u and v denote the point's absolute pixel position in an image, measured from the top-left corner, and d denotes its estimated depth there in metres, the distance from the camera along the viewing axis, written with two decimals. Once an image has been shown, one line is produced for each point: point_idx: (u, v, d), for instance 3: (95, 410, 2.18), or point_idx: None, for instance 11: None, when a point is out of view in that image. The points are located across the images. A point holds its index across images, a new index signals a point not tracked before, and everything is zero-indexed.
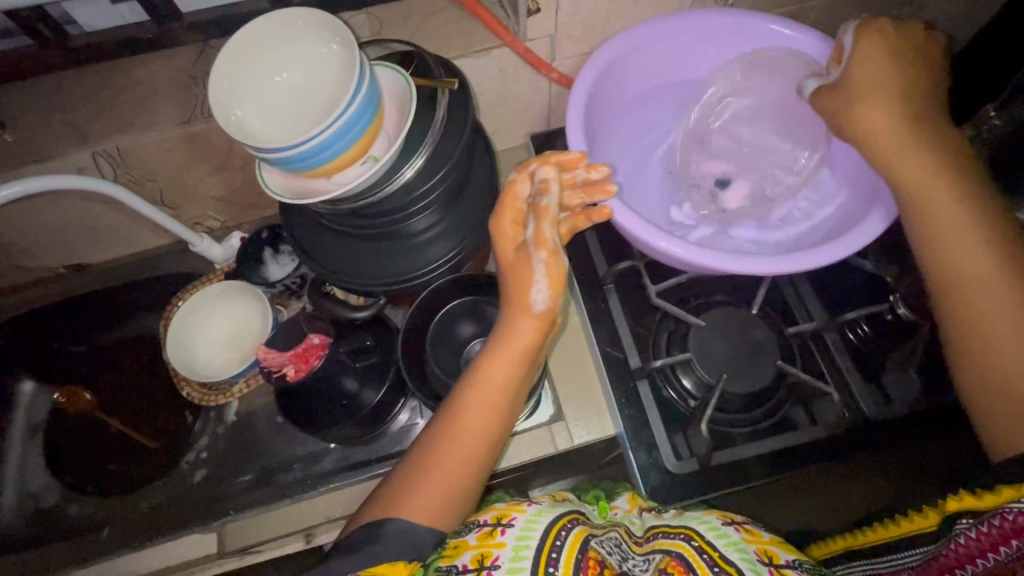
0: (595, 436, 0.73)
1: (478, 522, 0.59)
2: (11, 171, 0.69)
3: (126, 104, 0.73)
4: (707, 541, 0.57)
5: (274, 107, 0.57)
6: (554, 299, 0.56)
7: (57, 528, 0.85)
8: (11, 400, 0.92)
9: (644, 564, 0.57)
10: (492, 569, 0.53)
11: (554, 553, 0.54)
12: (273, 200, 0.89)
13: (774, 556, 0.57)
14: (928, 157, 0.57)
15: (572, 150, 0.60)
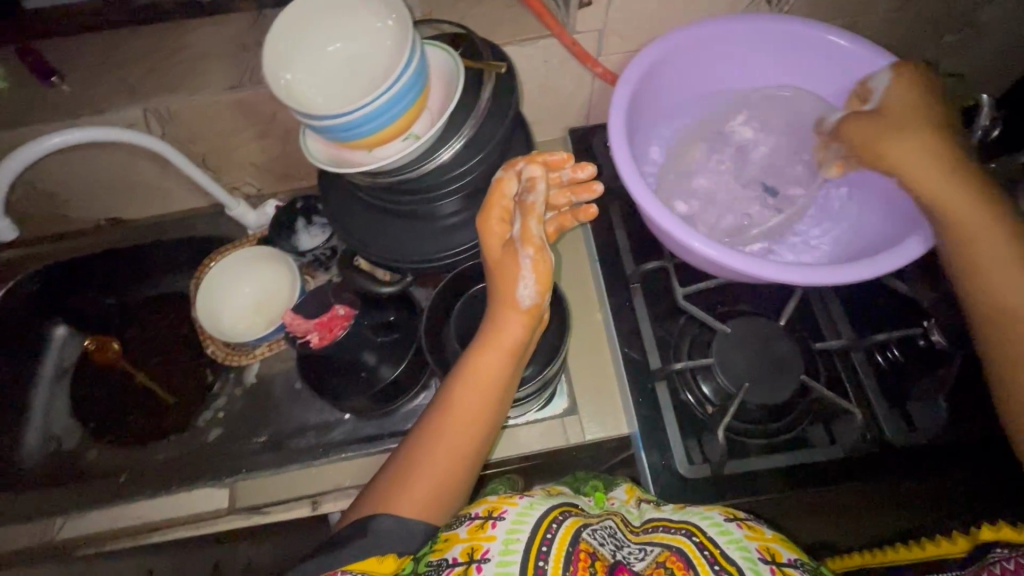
0: (605, 433, 0.73)
1: (470, 514, 0.56)
2: (64, 121, 0.72)
3: (178, 65, 0.74)
4: (707, 536, 0.52)
5: (323, 75, 0.57)
6: (541, 293, 0.59)
7: (77, 471, 0.88)
8: (44, 342, 0.96)
9: (640, 554, 0.52)
10: (481, 563, 0.49)
11: (545, 547, 0.50)
12: (309, 172, 0.90)
13: (779, 554, 0.51)
14: (977, 195, 0.55)
15: (557, 152, 0.61)
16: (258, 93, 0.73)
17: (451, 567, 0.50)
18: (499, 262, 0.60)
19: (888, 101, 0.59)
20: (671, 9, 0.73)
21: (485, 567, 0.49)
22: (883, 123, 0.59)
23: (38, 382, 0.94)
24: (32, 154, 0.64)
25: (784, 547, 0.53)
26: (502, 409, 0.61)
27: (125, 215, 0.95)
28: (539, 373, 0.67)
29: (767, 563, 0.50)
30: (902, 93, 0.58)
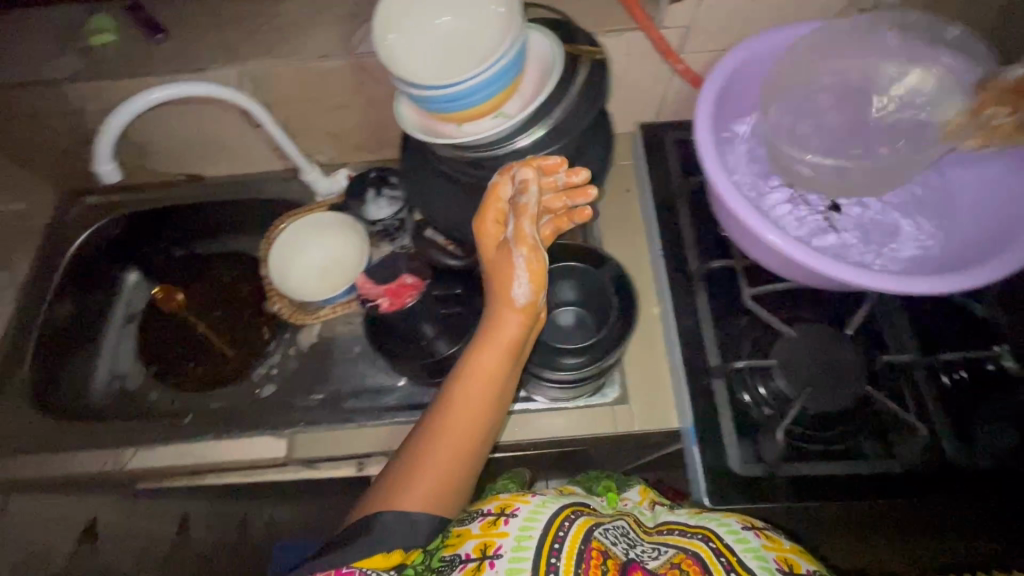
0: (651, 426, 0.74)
1: (483, 511, 0.63)
2: (167, 76, 0.75)
3: (274, 30, 0.77)
4: (724, 543, 0.56)
5: (426, 45, 0.59)
6: (536, 292, 0.59)
7: (139, 410, 0.93)
8: (115, 287, 1.01)
9: (655, 553, 0.58)
10: (494, 559, 0.56)
11: (557, 544, 0.56)
12: (381, 145, 0.92)
13: (796, 564, 0.55)
14: None
15: (551, 155, 0.61)
16: (349, 63, 0.75)
17: (464, 562, 0.57)
18: (496, 263, 0.61)
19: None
20: (764, 9, 0.73)
21: (498, 562, 0.56)
22: None
23: (109, 324, 0.99)
24: (135, 109, 0.66)
25: (801, 557, 0.56)
26: (502, 404, 0.62)
27: (199, 173, 0.98)
28: (593, 365, 0.67)
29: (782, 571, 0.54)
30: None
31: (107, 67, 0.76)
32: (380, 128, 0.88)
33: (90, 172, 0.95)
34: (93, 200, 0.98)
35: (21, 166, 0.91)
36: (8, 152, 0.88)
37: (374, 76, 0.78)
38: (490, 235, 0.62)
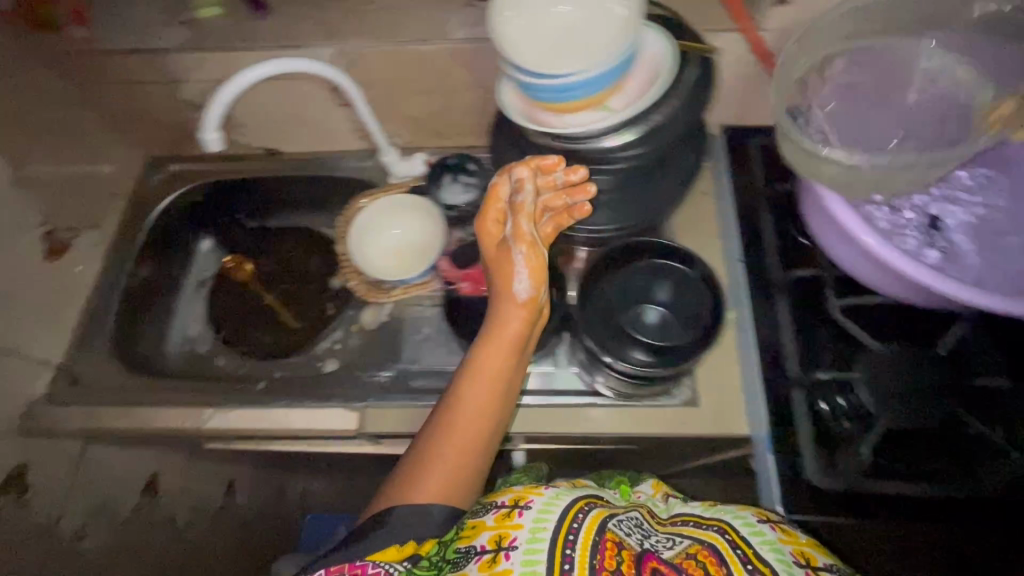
0: (692, 430, 0.73)
1: (495, 503, 0.61)
2: (269, 52, 0.77)
3: (373, 11, 0.78)
4: (739, 535, 0.58)
5: (540, 32, 0.60)
6: (535, 287, 0.64)
7: (208, 374, 0.96)
8: (192, 253, 1.05)
9: (670, 544, 0.58)
10: (509, 550, 0.54)
11: (572, 535, 0.55)
12: (460, 132, 0.93)
13: (814, 558, 0.57)
14: None
15: (548, 156, 0.66)
16: (446, 48, 0.76)
17: (480, 555, 0.55)
18: (498, 261, 0.66)
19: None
20: None
21: (513, 554, 0.54)
22: None
23: (183, 288, 1.03)
24: (242, 84, 0.68)
25: (819, 551, 0.58)
26: (508, 398, 0.65)
27: (278, 149, 1.00)
28: (663, 368, 0.66)
29: (800, 566, 0.55)
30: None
31: (210, 40, 0.79)
32: (460, 115, 0.89)
33: (175, 142, 0.98)
34: (176, 169, 1.02)
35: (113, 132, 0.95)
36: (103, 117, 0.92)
37: (465, 63, 0.78)
38: (491, 235, 0.68)
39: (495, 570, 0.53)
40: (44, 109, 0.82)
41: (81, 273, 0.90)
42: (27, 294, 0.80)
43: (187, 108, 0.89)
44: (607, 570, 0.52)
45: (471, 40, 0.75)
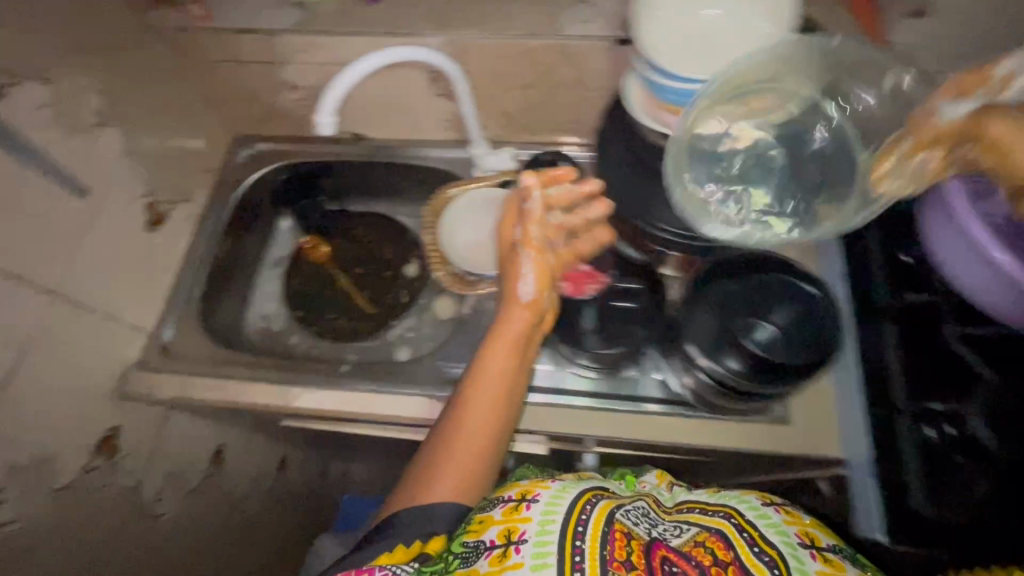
0: (768, 448, 0.72)
1: (503, 499, 0.65)
2: (376, 37, 0.77)
3: (482, 2, 0.77)
4: (746, 520, 0.60)
5: (678, 30, 0.59)
6: (538, 289, 0.68)
7: (284, 352, 0.98)
8: (271, 231, 1.07)
9: (678, 532, 0.60)
10: (519, 543, 0.58)
11: (581, 527, 0.57)
12: (550, 129, 0.92)
13: (818, 539, 0.58)
14: None
15: (560, 167, 0.71)
16: (556, 45, 0.75)
17: (489, 550, 0.58)
18: (506, 264, 0.70)
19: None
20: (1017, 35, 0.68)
21: (523, 547, 0.57)
22: None
23: (261, 265, 1.06)
24: (359, 71, 0.68)
25: (822, 533, 0.59)
26: (516, 396, 0.66)
27: (362, 134, 0.99)
28: (749, 382, 0.65)
29: (806, 547, 0.57)
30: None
31: (321, 23, 0.79)
32: (553, 113, 0.88)
33: (264, 122, 0.99)
34: (259, 147, 1.01)
35: (208, 108, 0.96)
36: (201, 93, 0.93)
37: (571, 60, 0.77)
38: (504, 240, 0.72)
39: (505, 563, 0.56)
40: (152, 82, 0.84)
41: (176, 246, 0.91)
42: (129, 262, 0.82)
43: (284, 89, 0.90)
44: (617, 560, 0.54)
45: (583, 37, 0.74)
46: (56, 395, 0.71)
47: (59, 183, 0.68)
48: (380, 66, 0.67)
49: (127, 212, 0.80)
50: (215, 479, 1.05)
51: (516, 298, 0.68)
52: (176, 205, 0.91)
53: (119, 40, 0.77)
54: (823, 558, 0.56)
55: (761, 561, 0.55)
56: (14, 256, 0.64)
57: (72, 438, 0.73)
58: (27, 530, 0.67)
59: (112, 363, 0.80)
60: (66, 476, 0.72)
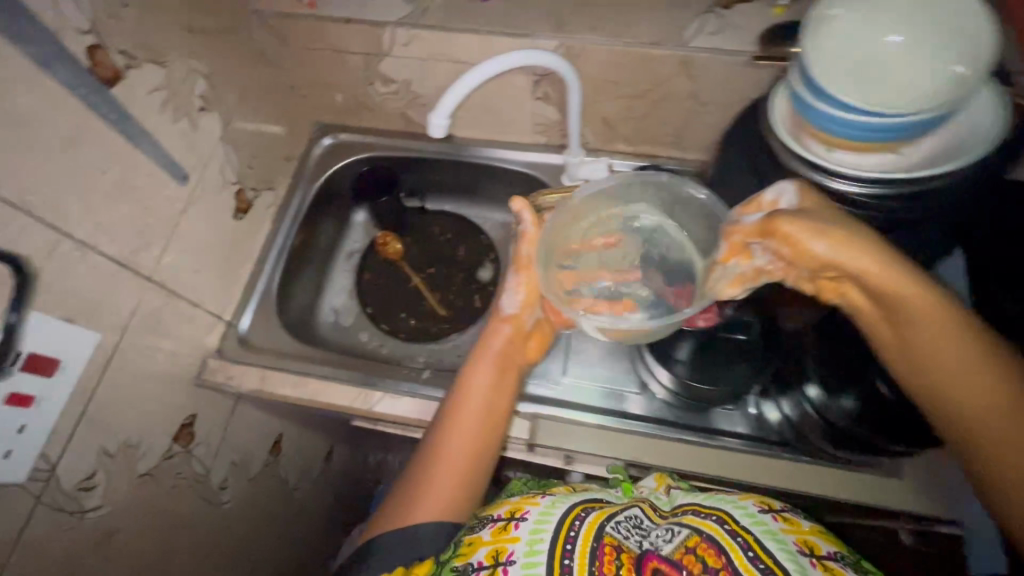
0: (852, 496, 0.68)
1: (493, 518, 0.63)
2: (486, 36, 0.74)
3: (601, 6, 0.73)
4: (741, 526, 0.56)
5: (852, 58, 0.55)
6: (523, 303, 0.71)
7: (353, 348, 0.97)
8: (345, 223, 1.05)
9: (668, 536, 0.56)
10: (507, 564, 0.56)
11: (569, 545, 0.55)
12: (649, 141, 0.88)
13: (818, 548, 0.55)
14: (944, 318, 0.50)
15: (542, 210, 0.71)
16: (680, 57, 0.70)
17: (478, 571, 0.57)
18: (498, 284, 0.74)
19: (797, 204, 0.53)
20: None
21: (511, 568, 0.55)
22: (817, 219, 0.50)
23: (333, 257, 1.04)
24: (480, 74, 0.64)
25: (820, 541, 0.56)
26: (500, 421, 0.67)
27: (448, 131, 0.96)
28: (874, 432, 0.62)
29: (807, 557, 0.53)
30: (812, 204, 0.53)
31: (430, 18, 0.76)
32: (656, 124, 0.83)
33: (349, 112, 0.97)
34: (340, 138, 1.00)
35: (295, 95, 0.94)
36: (291, 79, 0.91)
37: (691, 73, 0.73)
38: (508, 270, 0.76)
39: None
40: (249, 67, 0.82)
41: (257, 234, 0.90)
42: (217, 250, 0.80)
43: (377, 82, 0.88)
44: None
45: (710, 49, 0.69)
46: (145, 382, 0.70)
47: (163, 169, 0.67)
48: (501, 70, 0.64)
49: (219, 200, 0.79)
50: (272, 468, 1.04)
51: (499, 312, 0.72)
52: (261, 194, 0.89)
53: (226, 23, 0.75)
54: (824, 567, 0.53)
55: (758, 569, 0.51)
56: (120, 243, 0.62)
57: (154, 426, 0.72)
58: (109, 516, 0.67)
59: (195, 351, 0.79)
60: (148, 464, 0.72)
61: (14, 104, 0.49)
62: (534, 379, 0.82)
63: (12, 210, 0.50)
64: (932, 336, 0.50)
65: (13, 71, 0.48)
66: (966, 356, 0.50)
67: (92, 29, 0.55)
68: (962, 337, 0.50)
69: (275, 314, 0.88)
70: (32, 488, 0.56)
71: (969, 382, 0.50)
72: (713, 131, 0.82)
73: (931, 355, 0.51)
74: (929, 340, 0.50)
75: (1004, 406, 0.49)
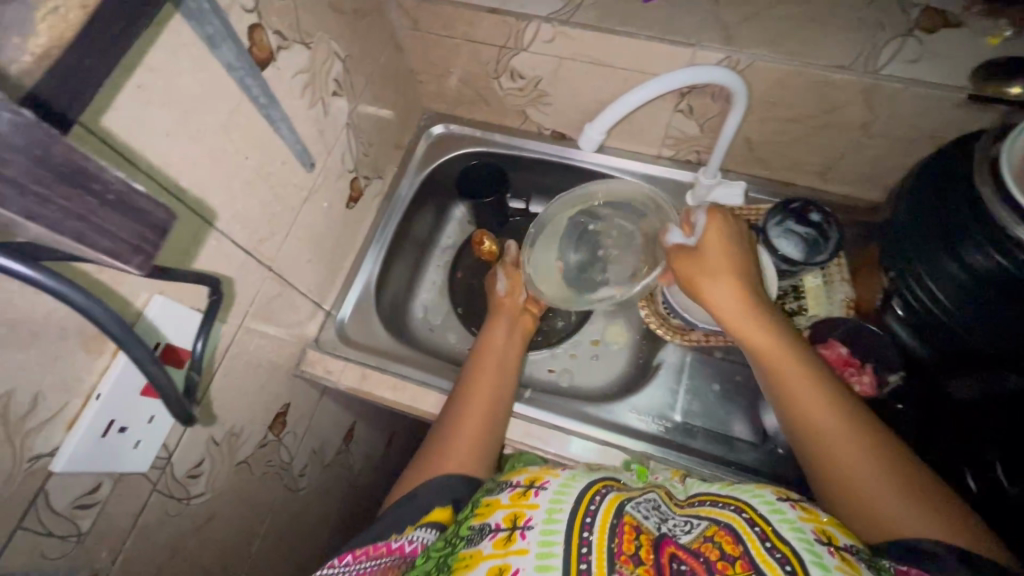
0: None
1: (511, 482, 0.58)
2: (644, 42, 0.67)
3: (778, 20, 0.66)
4: (760, 515, 0.48)
5: None
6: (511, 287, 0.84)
7: (442, 350, 0.94)
8: (445, 217, 1.02)
9: (687, 527, 0.50)
10: (524, 529, 0.50)
11: (589, 518, 0.49)
12: (795, 170, 0.80)
13: (835, 538, 0.47)
14: (802, 366, 0.57)
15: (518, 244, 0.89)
16: (867, 85, 0.62)
17: (494, 532, 0.52)
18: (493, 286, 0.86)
19: (703, 238, 0.63)
20: None
21: (528, 534, 0.50)
22: (702, 261, 0.62)
23: (429, 250, 1.01)
24: (656, 87, 0.58)
25: (839, 531, 0.49)
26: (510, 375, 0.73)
27: (568, 134, 0.90)
28: None
29: (823, 545, 0.45)
30: (716, 236, 0.63)
31: (582, 15, 0.69)
32: (809, 153, 0.75)
33: (464, 104, 0.92)
34: (451, 128, 0.96)
35: (413, 82, 0.90)
36: (414, 65, 0.87)
37: (872, 103, 0.65)
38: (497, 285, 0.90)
39: (509, 548, 0.49)
40: (379, 51, 0.78)
41: (363, 224, 0.87)
42: (328, 240, 0.78)
43: (505, 77, 0.82)
44: (624, 556, 0.46)
45: (906, 79, 0.61)
46: (253, 371, 0.68)
47: (297, 157, 0.64)
48: (670, 85, 0.58)
49: (336, 188, 0.76)
50: (346, 456, 1.02)
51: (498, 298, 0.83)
52: (371, 182, 0.86)
53: (366, 3, 0.71)
54: (840, 556, 0.45)
55: (775, 559, 0.44)
56: (250, 231, 0.60)
57: (255, 415, 0.71)
58: (209, 502, 0.66)
59: (298, 341, 0.77)
60: (247, 451, 0.71)
61: (180, 86, 0.46)
62: (643, 414, 0.76)
63: (165, 196, 0.47)
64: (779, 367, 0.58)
65: (185, 51, 0.45)
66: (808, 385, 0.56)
67: (255, 8, 0.52)
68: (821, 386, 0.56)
69: (373, 309, 0.85)
70: (152, 476, 0.55)
71: (813, 405, 0.56)
72: (878, 168, 0.73)
73: (803, 391, 0.56)
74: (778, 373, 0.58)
75: (873, 446, 0.53)
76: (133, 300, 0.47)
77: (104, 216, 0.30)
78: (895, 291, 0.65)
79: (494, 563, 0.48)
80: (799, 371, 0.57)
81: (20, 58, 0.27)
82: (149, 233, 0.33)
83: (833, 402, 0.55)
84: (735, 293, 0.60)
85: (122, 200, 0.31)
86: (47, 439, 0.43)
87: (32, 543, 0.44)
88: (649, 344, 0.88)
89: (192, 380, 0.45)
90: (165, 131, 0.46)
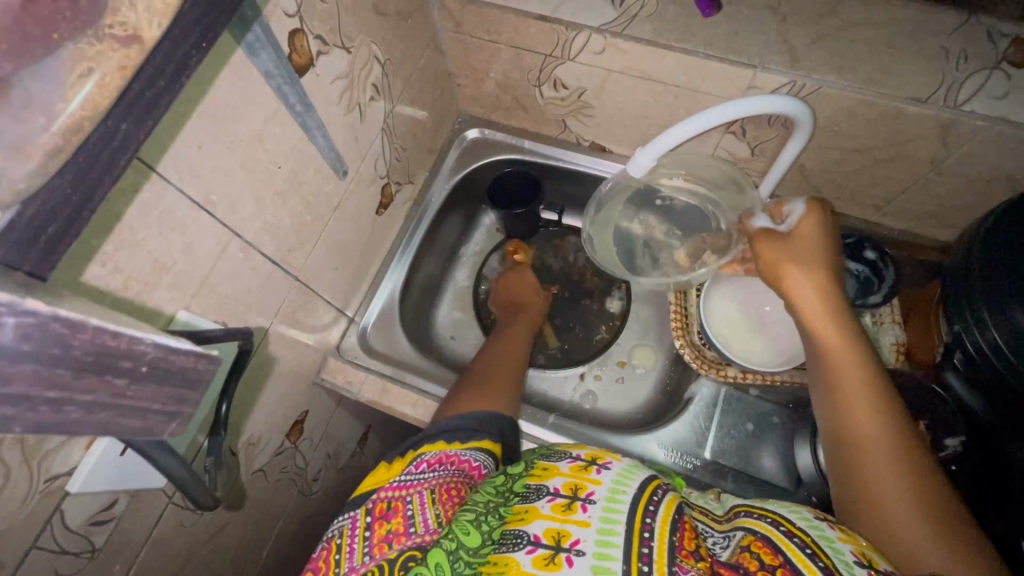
0: None
1: (571, 452, 0.48)
2: (702, 61, 0.63)
3: (851, 43, 0.61)
4: (798, 528, 0.41)
5: None
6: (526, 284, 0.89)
7: (463, 363, 0.91)
8: (474, 224, 0.99)
9: (725, 543, 0.42)
10: (586, 502, 0.41)
11: (652, 507, 0.40)
12: (850, 201, 0.75)
13: (878, 563, 0.40)
14: (872, 374, 0.51)
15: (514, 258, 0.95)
16: (944, 121, 0.58)
17: (552, 495, 0.42)
18: (509, 288, 0.90)
19: (796, 226, 0.57)
20: None
21: (590, 508, 0.40)
22: (790, 244, 0.56)
23: (457, 257, 0.98)
24: (738, 108, 0.54)
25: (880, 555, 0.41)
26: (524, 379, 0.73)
27: (609, 146, 0.86)
28: None
29: (863, 566, 0.38)
30: (814, 231, 0.56)
31: (636, 29, 0.65)
32: (870, 185, 0.71)
33: (501, 109, 0.89)
34: (486, 133, 0.93)
35: (451, 84, 0.86)
36: (452, 68, 0.83)
37: (947, 139, 0.60)
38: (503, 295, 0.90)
39: (569, 516, 0.40)
40: (419, 54, 0.74)
41: (391, 228, 0.84)
42: (356, 246, 0.76)
43: (548, 87, 0.78)
44: (686, 553, 0.37)
45: (990, 118, 0.56)
46: (274, 380, 0.66)
47: (331, 163, 0.62)
48: (754, 107, 0.54)
49: (368, 195, 0.73)
50: (360, 459, 1.01)
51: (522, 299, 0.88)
52: (402, 187, 0.84)
53: (409, 4, 0.68)
54: None
55: (816, 566, 0.37)
56: (280, 243, 0.58)
57: (273, 425, 0.70)
58: (222, 511, 0.65)
59: (320, 349, 0.75)
60: (262, 459, 0.70)
61: (217, 96, 0.44)
62: (668, 448, 0.73)
63: (196, 211, 0.45)
64: (840, 371, 0.52)
65: (221, 60, 0.43)
66: (874, 402, 0.50)
67: (297, 12, 0.49)
68: (886, 398, 0.50)
69: (396, 319, 0.83)
70: (169, 488, 0.53)
71: (869, 418, 0.49)
72: (943, 205, 0.68)
73: (864, 394, 0.50)
74: (838, 375, 0.52)
75: (926, 472, 0.46)
76: (163, 311, 0.46)
77: (135, 393, 0.27)
78: (956, 343, 0.60)
79: (551, 525, 0.39)
80: (866, 376, 0.51)
81: (42, 139, 0.21)
82: (183, 389, 0.30)
83: (892, 417, 0.49)
84: (812, 285, 0.54)
85: (157, 367, 0.28)
86: (65, 458, 0.41)
87: (44, 561, 0.44)
88: (679, 371, 0.84)
89: (217, 442, 0.48)
90: (198, 145, 0.43)
